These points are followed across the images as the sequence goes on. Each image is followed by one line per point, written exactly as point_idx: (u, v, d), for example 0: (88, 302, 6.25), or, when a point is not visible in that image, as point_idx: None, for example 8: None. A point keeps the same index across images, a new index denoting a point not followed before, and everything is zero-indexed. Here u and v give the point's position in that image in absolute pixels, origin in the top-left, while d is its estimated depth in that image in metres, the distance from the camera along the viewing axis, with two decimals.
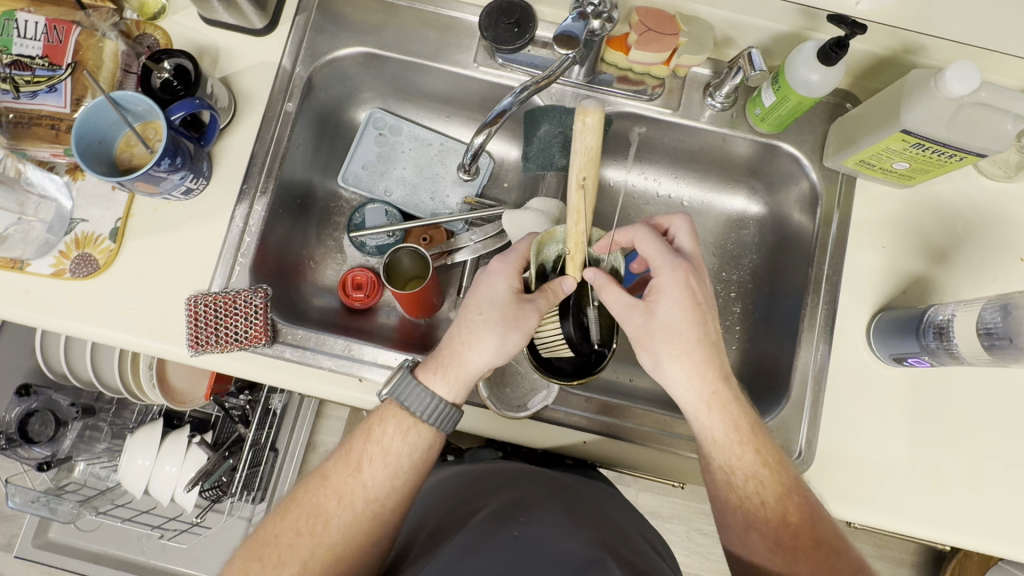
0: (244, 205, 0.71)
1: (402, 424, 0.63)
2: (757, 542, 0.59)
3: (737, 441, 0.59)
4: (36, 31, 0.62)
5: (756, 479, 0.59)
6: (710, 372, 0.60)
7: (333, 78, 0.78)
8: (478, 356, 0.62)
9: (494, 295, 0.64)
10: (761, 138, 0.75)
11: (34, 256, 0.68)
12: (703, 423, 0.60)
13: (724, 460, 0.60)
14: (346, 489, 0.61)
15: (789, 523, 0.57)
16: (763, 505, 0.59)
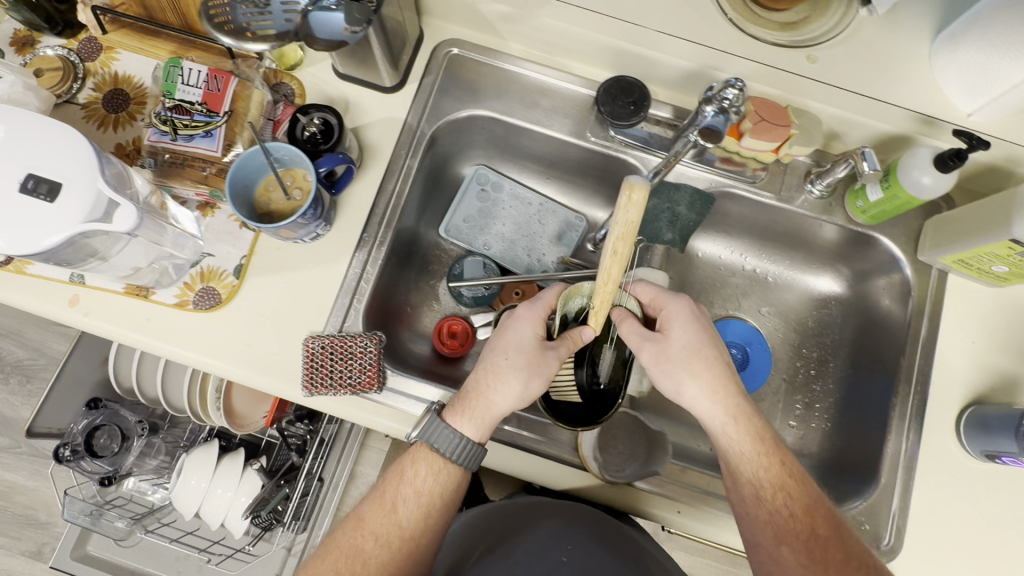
0: (363, 252, 0.74)
1: (433, 466, 0.63)
2: (791, 562, 0.58)
3: (761, 449, 0.62)
4: (198, 79, 0.66)
5: (784, 489, 0.60)
6: (730, 387, 0.64)
7: (449, 136, 0.82)
8: (507, 399, 0.63)
9: (520, 341, 0.66)
10: (857, 227, 0.78)
11: (160, 285, 0.71)
12: (732, 438, 0.63)
13: (750, 469, 0.61)
14: (382, 531, 0.61)
15: (818, 537, 0.58)
16: (797, 520, 0.59)
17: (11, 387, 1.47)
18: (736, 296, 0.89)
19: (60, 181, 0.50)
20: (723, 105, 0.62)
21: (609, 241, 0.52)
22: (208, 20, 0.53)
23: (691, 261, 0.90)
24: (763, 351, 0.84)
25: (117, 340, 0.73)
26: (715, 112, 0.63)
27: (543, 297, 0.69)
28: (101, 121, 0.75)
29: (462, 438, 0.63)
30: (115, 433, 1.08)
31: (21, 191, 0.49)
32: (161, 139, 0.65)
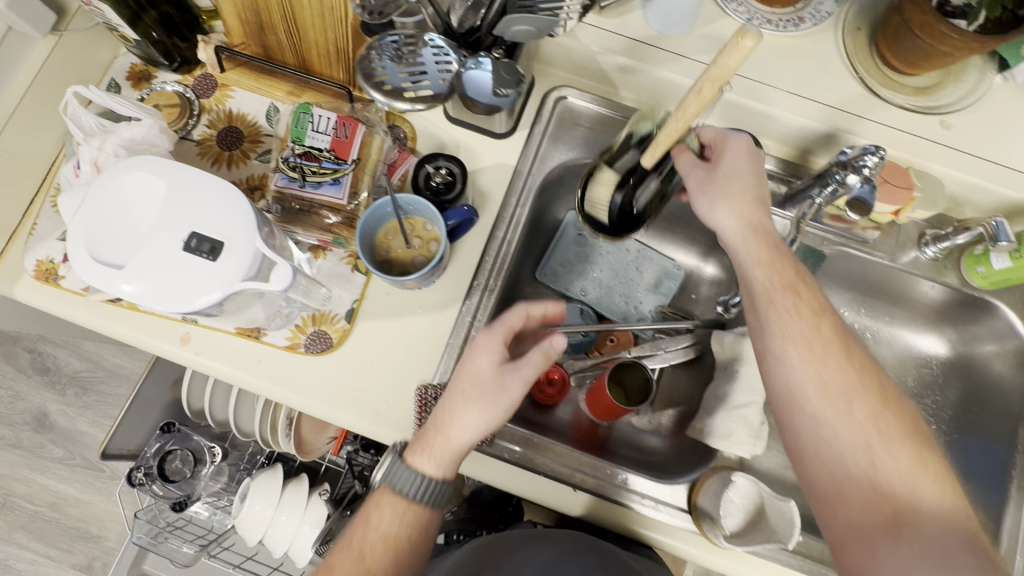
0: (473, 300, 0.73)
1: (400, 509, 0.59)
2: (850, 485, 0.53)
3: (821, 350, 0.56)
4: (327, 126, 0.66)
5: (795, 293, 0.59)
6: (759, 230, 0.61)
7: (555, 183, 0.82)
8: (468, 433, 0.57)
9: (477, 372, 0.59)
10: (970, 290, 0.77)
11: (273, 327, 0.71)
12: (758, 275, 0.60)
13: (803, 377, 0.56)
14: (359, 558, 0.57)
15: (874, 448, 0.53)
16: (860, 430, 0.54)
17: (67, 398, 1.48)
18: None
19: (222, 240, 0.50)
20: (865, 175, 0.64)
21: (698, 81, 0.49)
22: (367, 77, 0.57)
23: None
24: None
25: (225, 378, 0.72)
26: (862, 182, 0.64)
27: (510, 323, 0.62)
28: (216, 158, 0.75)
29: (421, 480, 0.58)
30: (189, 457, 1.11)
31: (183, 248, 0.49)
32: (288, 185, 0.65)
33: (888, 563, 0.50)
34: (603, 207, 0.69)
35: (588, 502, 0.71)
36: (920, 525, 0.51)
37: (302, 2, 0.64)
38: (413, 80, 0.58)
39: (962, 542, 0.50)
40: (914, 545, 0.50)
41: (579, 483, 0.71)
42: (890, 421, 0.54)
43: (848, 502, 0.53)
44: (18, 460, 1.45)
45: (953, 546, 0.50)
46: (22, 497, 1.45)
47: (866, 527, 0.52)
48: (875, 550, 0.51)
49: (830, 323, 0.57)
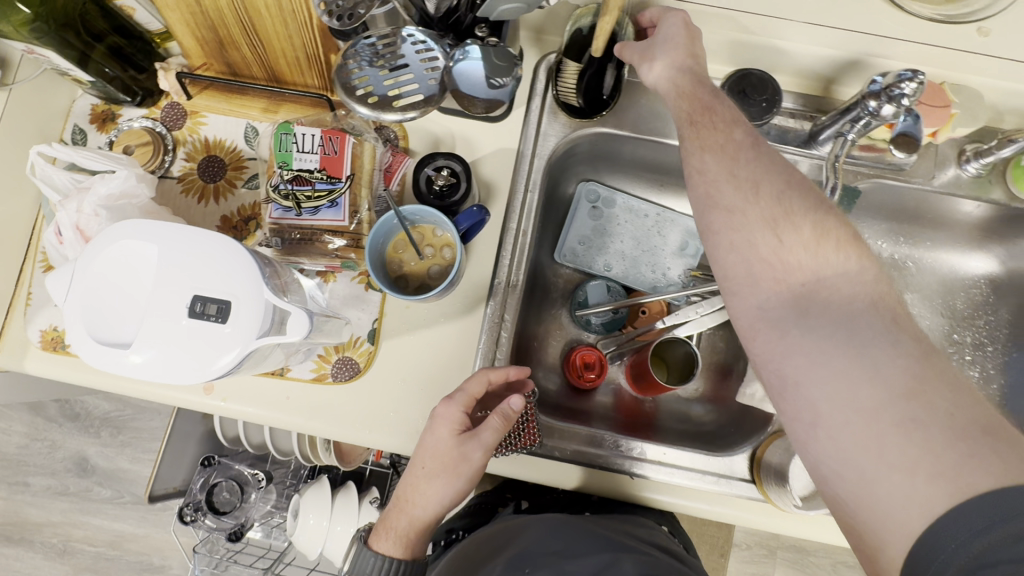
0: (496, 300, 0.70)
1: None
2: (794, 310, 0.48)
3: (748, 165, 0.52)
4: (314, 144, 0.61)
5: (729, 146, 0.53)
6: (689, 88, 0.57)
7: (562, 158, 0.76)
8: (431, 507, 0.61)
9: (435, 446, 0.60)
10: (1019, 203, 0.72)
11: (296, 362, 0.68)
12: (693, 141, 0.55)
13: (732, 202, 0.51)
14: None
15: (811, 256, 0.49)
16: (788, 248, 0.49)
17: (104, 439, 1.48)
18: None
19: (228, 299, 0.46)
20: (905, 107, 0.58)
21: None
22: (348, 91, 0.51)
23: None
24: None
25: (258, 420, 0.70)
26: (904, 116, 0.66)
27: (470, 391, 0.61)
28: (201, 193, 0.70)
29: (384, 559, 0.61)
30: (234, 486, 1.09)
31: (189, 315, 0.46)
32: (284, 216, 0.61)
33: (829, 389, 0.44)
34: (572, 92, 0.70)
35: (652, 489, 0.69)
36: (857, 325, 0.46)
37: (262, 11, 0.58)
38: (399, 85, 0.52)
39: (902, 334, 0.45)
40: (852, 350, 0.45)
41: (635, 470, 0.68)
42: (832, 238, 0.49)
43: (791, 334, 0.48)
44: (69, 506, 1.47)
45: (889, 341, 0.44)
46: (81, 541, 1.47)
47: (807, 356, 0.46)
48: (823, 385, 0.45)
49: (743, 132, 0.54)
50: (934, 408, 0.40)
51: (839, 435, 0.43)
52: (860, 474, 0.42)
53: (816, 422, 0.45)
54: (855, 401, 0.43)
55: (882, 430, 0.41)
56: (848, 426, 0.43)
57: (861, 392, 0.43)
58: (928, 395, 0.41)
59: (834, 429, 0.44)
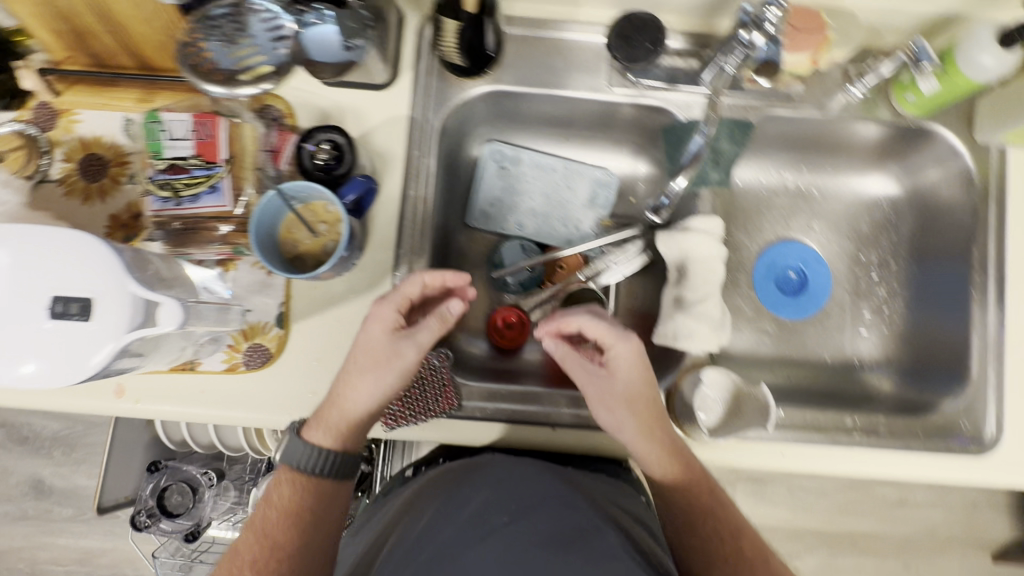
0: (403, 270, 0.69)
1: (298, 485, 0.62)
2: (652, 448, 0.60)
3: (656, 426, 0.60)
4: (184, 132, 0.61)
5: (649, 428, 0.60)
6: (636, 387, 0.61)
7: (458, 120, 0.75)
8: (363, 401, 0.61)
9: (370, 341, 0.61)
10: (904, 121, 0.74)
11: (205, 354, 0.67)
12: (605, 379, 0.62)
13: (621, 397, 0.60)
14: (265, 525, 0.60)
15: (678, 461, 0.61)
16: (641, 409, 0.60)
17: (58, 459, 1.45)
18: (784, 218, 0.85)
19: (90, 297, 0.45)
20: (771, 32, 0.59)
21: None
22: (189, 69, 0.48)
23: (731, 193, 0.84)
24: (821, 270, 0.84)
25: (175, 418, 0.69)
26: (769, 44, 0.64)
27: (406, 292, 0.62)
28: (85, 193, 0.68)
29: (314, 450, 0.61)
30: (185, 488, 1.09)
31: (51, 316, 0.45)
32: (164, 207, 0.62)
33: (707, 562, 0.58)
34: (454, 50, 0.67)
35: (579, 437, 0.68)
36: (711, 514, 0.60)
37: None
38: (247, 59, 0.51)
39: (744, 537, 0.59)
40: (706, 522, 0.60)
41: (558, 420, 0.68)
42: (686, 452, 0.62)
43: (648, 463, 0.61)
44: (31, 530, 1.45)
45: (732, 531, 0.59)
46: (48, 563, 1.45)
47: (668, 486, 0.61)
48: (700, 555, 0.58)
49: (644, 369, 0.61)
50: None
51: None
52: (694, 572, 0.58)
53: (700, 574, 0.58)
54: (687, 522, 0.60)
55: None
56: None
57: (702, 527, 0.60)
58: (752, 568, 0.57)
59: (678, 529, 0.61)
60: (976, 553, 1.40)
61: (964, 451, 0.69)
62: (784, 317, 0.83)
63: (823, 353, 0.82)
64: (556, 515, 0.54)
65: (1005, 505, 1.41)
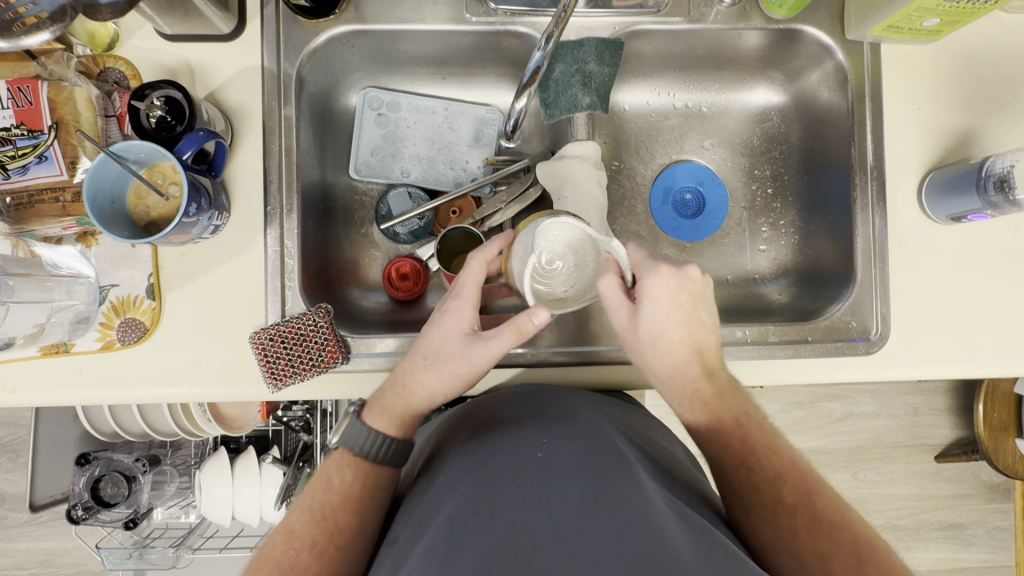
0: (275, 227, 0.67)
1: (359, 471, 0.59)
2: (682, 359, 0.60)
3: (680, 309, 0.59)
4: (2, 98, 0.57)
5: (697, 356, 0.60)
6: (687, 299, 0.59)
7: (321, 67, 0.72)
8: (438, 397, 0.59)
9: (442, 335, 0.58)
10: (776, 25, 0.72)
11: (74, 335, 0.64)
12: (670, 343, 0.60)
13: (669, 337, 0.59)
14: (322, 508, 0.57)
15: (740, 418, 0.61)
16: (695, 383, 0.61)
17: (5, 466, 1.42)
18: (676, 139, 0.84)
19: None
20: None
21: None
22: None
23: (617, 118, 0.83)
24: (717, 187, 0.82)
25: (59, 404, 0.67)
26: None
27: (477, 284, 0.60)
28: None
29: (376, 437, 0.59)
30: (119, 478, 1.07)
31: None
32: None
33: (754, 513, 0.56)
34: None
35: (472, 378, 0.69)
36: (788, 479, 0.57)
37: None
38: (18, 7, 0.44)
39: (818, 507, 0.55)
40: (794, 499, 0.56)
41: None
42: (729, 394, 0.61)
43: (716, 452, 0.60)
44: None
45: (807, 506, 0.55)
46: (12, 568, 1.44)
47: (733, 453, 0.59)
48: (751, 513, 0.56)
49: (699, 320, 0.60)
50: (839, 542, 0.53)
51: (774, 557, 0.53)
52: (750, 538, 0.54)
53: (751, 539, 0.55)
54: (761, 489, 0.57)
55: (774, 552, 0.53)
56: (780, 558, 0.52)
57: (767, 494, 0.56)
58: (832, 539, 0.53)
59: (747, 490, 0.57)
60: (921, 456, 1.44)
61: (852, 351, 0.69)
62: (684, 240, 0.82)
63: (723, 271, 0.82)
64: (594, 479, 0.44)
65: (944, 408, 1.45)
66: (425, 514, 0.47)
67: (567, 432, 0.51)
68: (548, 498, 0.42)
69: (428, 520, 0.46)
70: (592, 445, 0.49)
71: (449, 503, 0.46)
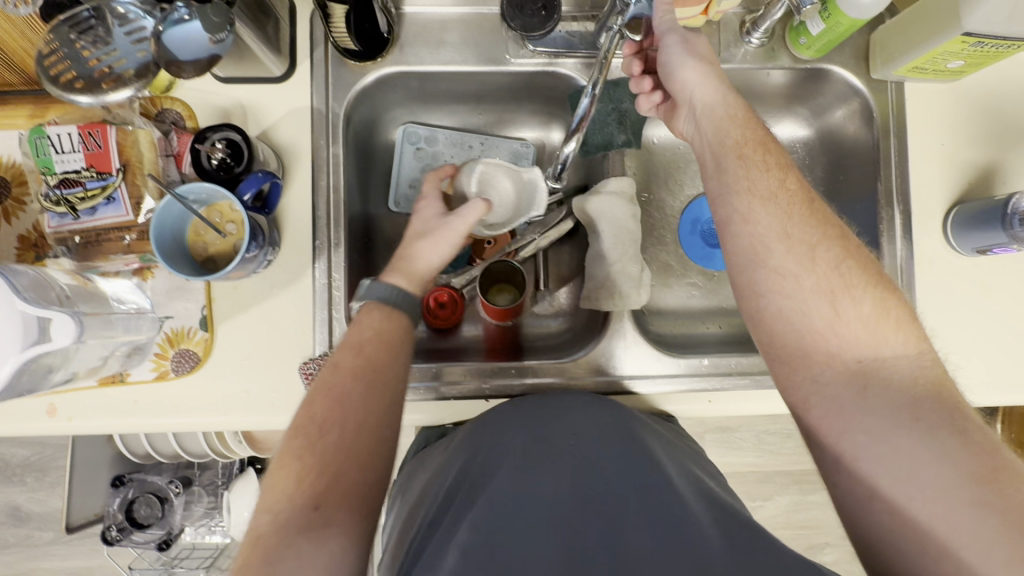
0: (323, 260, 0.70)
1: (377, 337, 0.59)
2: (777, 210, 0.55)
3: (756, 155, 0.58)
4: (73, 142, 0.60)
5: (782, 190, 0.56)
6: (773, 164, 0.58)
7: (366, 106, 0.75)
8: (434, 260, 0.66)
9: (422, 216, 0.69)
10: (803, 65, 0.75)
11: (131, 366, 0.67)
12: (762, 218, 0.55)
13: (757, 205, 0.56)
14: (339, 390, 0.56)
15: (876, 333, 0.51)
16: (799, 233, 0.54)
17: (31, 485, 1.43)
18: None
19: None
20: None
21: None
22: (54, 82, 0.49)
23: (646, 151, 0.86)
24: None
25: (112, 431, 0.69)
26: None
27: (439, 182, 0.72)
28: None
29: (395, 288, 0.62)
30: (152, 500, 1.10)
31: None
32: (62, 222, 0.61)
33: (864, 408, 0.49)
34: (346, 36, 0.68)
35: None
36: (927, 415, 0.46)
37: None
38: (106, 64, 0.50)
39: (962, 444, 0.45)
40: (914, 431, 0.46)
41: (489, 391, 0.70)
42: (892, 317, 0.52)
43: (797, 295, 0.53)
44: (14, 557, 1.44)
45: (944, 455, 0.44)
46: None
47: (827, 322, 0.52)
48: (873, 450, 0.48)
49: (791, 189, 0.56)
50: (973, 433, 0.45)
51: (883, 436, 0.47)
52: (842, 461, 0.49)
53: (840, 438, 0.49)
54: (886, 440, 0.47)
55: (879, 434, 0.47)
56: (895, 440, 0.47)
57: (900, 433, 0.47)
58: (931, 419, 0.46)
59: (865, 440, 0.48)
60: None
61: None
62: (713, 270, 0.84)
63: None
64: (621, 475, 0.52)
65: None
66: (468, 481, 0.54)
67: (597, 427, 0.58)
68: (588, 495, 0.50)
69: (472, 488, 0.53)
70: (616, 438, 0.56)
71: (494, 478, 0.53)
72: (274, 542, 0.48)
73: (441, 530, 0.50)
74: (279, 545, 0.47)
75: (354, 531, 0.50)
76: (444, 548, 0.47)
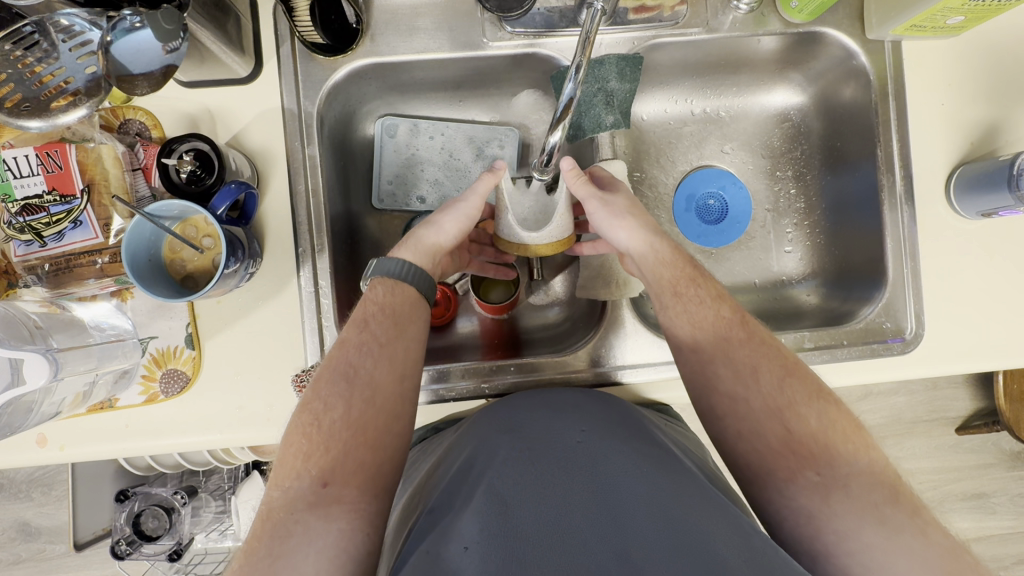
0: (308, 267, 0.67)
1: (387, 306, 0.59)
2: (716, 335, 0.59)
3: (690, 293, 0.61)
4: (30, 165, 0.59)
5: (724, 317, 0.60)
6: (710, 292, 0.61)
7: (340, 103, 0.71)
8: (444, 237, 0.63)
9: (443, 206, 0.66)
10: (796, 29, 0.71)
11: (119, 390, 0.64)
12: (697, 341, 0.59)
13: (699, 321, 0.59)
14: (348, 364, 0.55)
15: (822, 439, 0.52)
16: (739, 356, 0.57)
17: (38, 500, 1.38)
18: (696, 146, 0.84)
19: None
20: None
21: None
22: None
23: (637, 129, 0.82)
24: (740, 190, 0.82)
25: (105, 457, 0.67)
26: None
27: None
28: None
29: (406, 262, 0.61)
30: (159, 512, 1.08)
31: None
32: (29, 250, 0.60)
33: (832, 514, 0.48)
34: (313, 31, 0.63)
35: None
36: (884, 512, 0.48)
37: None
38: (52, 83, 0.47)
39: (927, 544, 0.46)
40: (878, 527, 0.47)
41: (488, 391, 0.68)
42: (841, 427, 0.53)
43: (749, 416, 0.55)
44: (32, 572, 1.40)
45: (906, 554, 0.45)
46: None
47: (781, 440, 0.53)
48: (844, 537, 0.47)
49: (729, 310, 0.60)
50: (932, 533, 0.47)
51: (850, 533, 0.47)
52: (818, 558, 0.48)
53: (814, 533, 0.49)
54: (846, 537, 0.47)
55: (847, 531, 0.47)
56: (861, 533, 0.47)
57: (866, 530, 0.47)
58: (891, 521, 0.47)
59: (831, 538, 0.48)
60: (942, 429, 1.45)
61: (887, 352, 0.69)
62: (709, 246, 0.82)
63: (751, 275, 0.83)
64: (628, 465, 0.48)
65: None
66: (452, 486, 0.51)
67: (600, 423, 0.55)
68: (596, 490, 0.46)
69: (463, 487, 0.50)
70: (619, 434, 0.53)
71: (486, 476, 0.49)
72: (280, 518, 0.48)
73: (434, 527, 0.47)
74: (287, 520, 0.47)
75: (365, 509, 0.49)
76: (440, 545, 0.44)
